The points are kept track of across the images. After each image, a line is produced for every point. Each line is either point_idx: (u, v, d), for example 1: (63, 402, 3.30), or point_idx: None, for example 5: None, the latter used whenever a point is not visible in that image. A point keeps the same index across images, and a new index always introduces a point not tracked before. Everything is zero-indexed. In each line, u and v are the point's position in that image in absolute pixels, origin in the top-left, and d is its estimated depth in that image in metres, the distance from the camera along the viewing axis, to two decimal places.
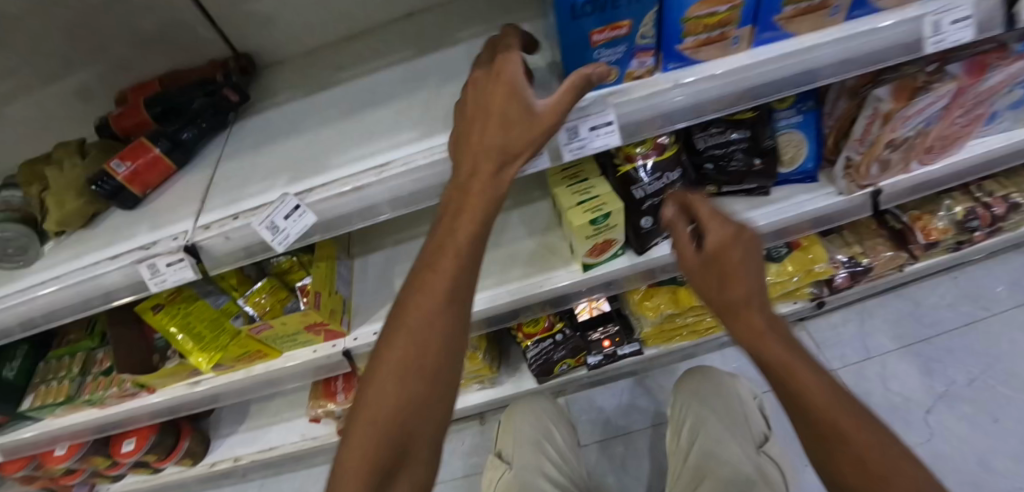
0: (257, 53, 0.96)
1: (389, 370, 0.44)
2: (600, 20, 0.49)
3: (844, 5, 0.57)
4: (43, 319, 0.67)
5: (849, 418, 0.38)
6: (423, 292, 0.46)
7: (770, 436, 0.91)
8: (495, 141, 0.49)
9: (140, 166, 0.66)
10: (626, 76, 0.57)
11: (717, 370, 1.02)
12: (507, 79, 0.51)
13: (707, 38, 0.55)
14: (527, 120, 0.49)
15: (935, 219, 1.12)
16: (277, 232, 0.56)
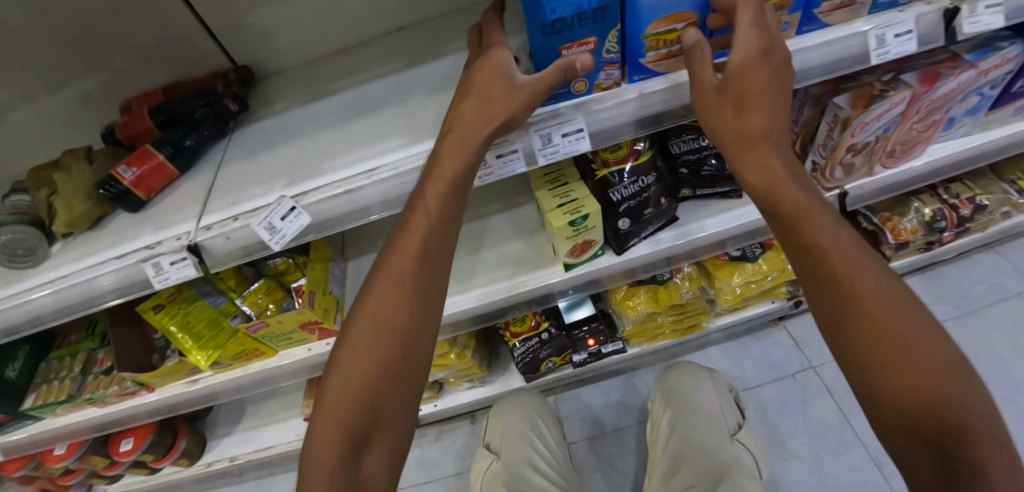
0: (256, 65, 1.01)
1: (360, 331, 0.52)
2: (569, 37, 0.55)
3: (793, 21, 0.64)
4: (52, 314, 0.72)
5: (828, 229, 0.47)
6: (391, 265, 0.54)
7: (743, 425, 0.95)
8: (474, 116, 0.57)
9: (145, 172, 0.71)
10: (594, 87, 0.62)
11: (693, 366, 1.06)
12: (496, 59, 0.58)
13: (667, 53, 0.60)
14: (506, 93, 0.56)
15: (904, 221, 1.17)
16: (274, 232, 0.61)
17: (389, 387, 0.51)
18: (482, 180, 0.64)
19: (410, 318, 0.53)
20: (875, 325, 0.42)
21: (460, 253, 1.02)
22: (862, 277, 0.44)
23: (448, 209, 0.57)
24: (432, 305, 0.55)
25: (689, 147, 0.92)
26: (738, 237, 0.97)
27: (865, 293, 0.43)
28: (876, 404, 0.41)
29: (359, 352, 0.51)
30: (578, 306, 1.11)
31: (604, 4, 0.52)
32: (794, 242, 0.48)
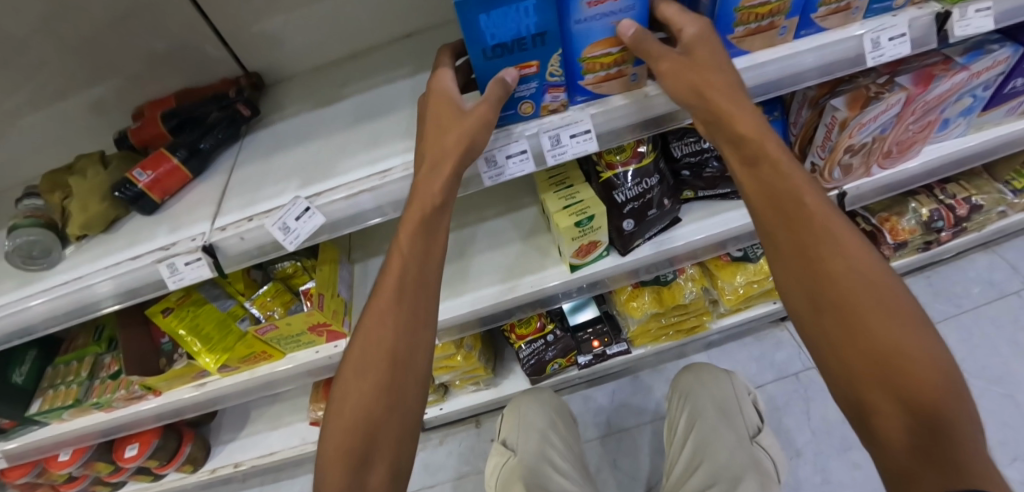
0: (265, 72, 1.02)
1: (350, 375, 0.51)
2: (509, 61, 0.55)
3: (789, 25, 0.66)
4: (67, 317, 0.73)
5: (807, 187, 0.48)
6: (380, 298, 0.53)
7: (762, 428, 0.94)
8: (433, 143, 0.57)
9: (161, 174, 0.72)
10: (542, 109, 0.62)
11: (711, 366, 1.04)
12: (443, 90, 0.58)
13: (606, 74, 0.61)
14: (457, 118, 0.56)
15: (902, 220, 1.19)
16: (288, 232, 0.62)
17: (377, 434, 0.48)
18: (492, 180, 0.64)
19: (401, 360, 0.51)
20: (851, 277, 0.44)
21: (465, 256, 1.03)
22: (837, 228, 0.46)
23: (432, 244, 0.55)
24: (420, 350, 0.52)
25: (690, 149, 0.94)
26: (740, 239, 0.99)
27: (842, 243, 0.45)
28: (851, 351, 0.42)
29: (352, 393, 0.50)
30: (583, 308, 1.13)
31: (543, 29, 0.52)
32: (774, 202, 0.49)
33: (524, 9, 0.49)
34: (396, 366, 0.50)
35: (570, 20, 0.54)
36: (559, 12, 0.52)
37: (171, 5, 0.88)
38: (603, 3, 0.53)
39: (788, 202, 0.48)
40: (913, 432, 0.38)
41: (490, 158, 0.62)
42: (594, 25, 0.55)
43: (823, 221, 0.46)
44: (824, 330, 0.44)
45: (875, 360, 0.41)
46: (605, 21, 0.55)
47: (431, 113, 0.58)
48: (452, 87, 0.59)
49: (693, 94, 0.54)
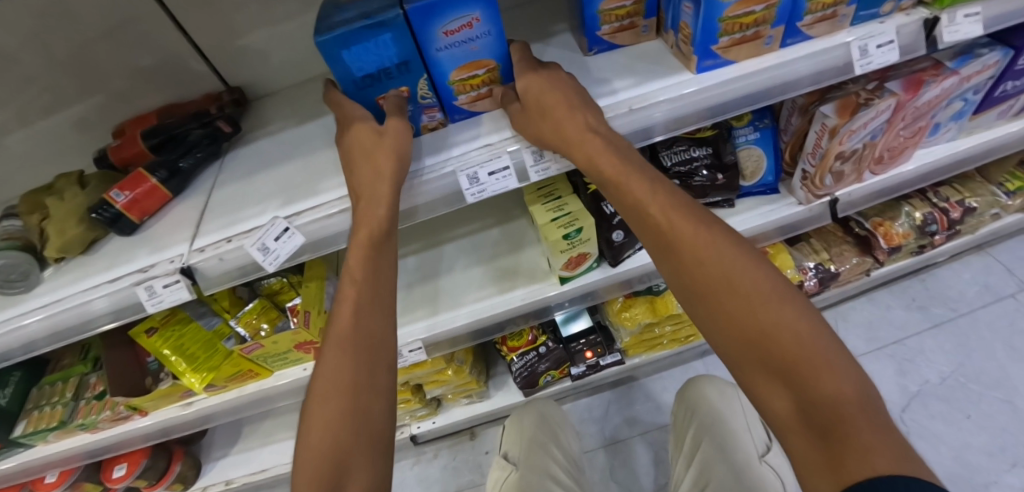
0: (248, 87, 1.01)
1: (317, 405, 0.49)
2: (380, 88, 0.59)
3: (776, 34, 0.65)
4: (66, 335, 0.71)
5: (645, 194, 0.51)
6: (337, 324, 0.53)
7: (771, 446, 0.91)
8: (359, 179, 0.57)
9: (140, 195, 0.71)
10: (422, 129, 0.65)
11: (719, 380, 1.03)
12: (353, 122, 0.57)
13: (478, 94, 0.64)
14: (376, 143, 0.56)
15: (895, 225, 1.19)
16: (268, 253, 0.60)
17: (349, 458, 0.46)
18: (474, 197, 0.61)
19: (366, 380, 0.50)
20: (704, 269, 0.46)
21: (454, 269, 1.01)
22: (682, 228, 0.48)
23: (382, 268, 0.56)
24: (382, 369, 0.51)
25: (680, 158, 0.93)
26: None
27: (689, 243, 0.47)
28: (729, 346, 0.44)
29: (319, 421, 0.47)
30: (576, 318, 1.12)
31: (404, 58, 0.56)
32: (633, 215, 0.52)
33: (381, 43, 0.54)
34: (360, 386, 0.49)
35: (430, 49, 0.56)
36: (416, 44, 0.55)
37: (153, 20, 0.87)
38: (459, 32, 0.55)
39: (635, 212, 0.52)
40: (803, 413, 0.39)
41: (472, 175, 0.60)
42: (453, 52, 0.57)
43: (670, 228, 0.49)
44: (709, 330, 0.46)
45: (751, 348, 0.42)
46: (465, 47, 0.57)
47: (354, 149, 0.58)
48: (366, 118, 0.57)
49: (543, 137, 0.58)
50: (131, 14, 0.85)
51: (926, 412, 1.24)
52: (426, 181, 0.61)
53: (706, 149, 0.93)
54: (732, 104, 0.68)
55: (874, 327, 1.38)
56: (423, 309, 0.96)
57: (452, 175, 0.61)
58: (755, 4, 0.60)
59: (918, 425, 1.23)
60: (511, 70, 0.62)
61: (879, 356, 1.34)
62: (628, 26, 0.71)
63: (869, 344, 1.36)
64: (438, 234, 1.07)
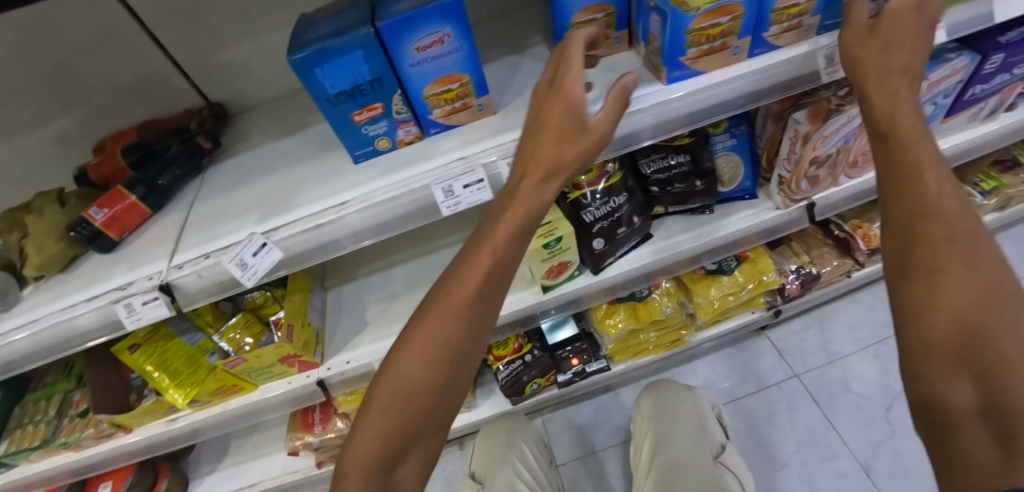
0: (230, 102, 1.01)
1: (376, 410, 0.46)
2: (356, 104, 0.59)
3: (743, 44, 0.66)
4: (50, 350, 0.70)
5: (931, 175, 0.44)
6: (426, 331, 0.46)
7: (726, 446, 0.93)
8: (536, 149, 0.50)
9: (118, 212, 0.72)
10: (398, 143, 0.66)
11: (672, 385, 1.04)
12: (567, 95, 0.50)
13: (453, 108, 0.64)
14: (580, 135, 0.50)
15: (873, 227, 1.22)
16: (246, 268, 0.60)
17: (396, 475, 0.45)
18: (449, 209, 0.61)
19: (432, 409, 0.46)
20: (946, 267, 0.42)
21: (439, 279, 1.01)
22: (951, 202, 0.43)
23: (490, 294, 0.47)
24: (447, 407, 0.47)
25: (658, 166, 0.95)
26: (715, 250, 1.01)
27: (951, 221, 0.43)
28: (928, 332, 0.41)
29: (370, 428, 0.45)
30: (562, 326, 1.13)
31: (378, 74, 0.57)
32: (896, 182, 0.46)
33: (353, 59, 0.54)
34: (427, 415, 0.46)
35: (403, 65, 0.57)
36: (389, 60, 0.56)
37: (131, 36, 0.88)
38: (431, 48, 0.56)
39: (904, 182, 0.45)
40: (978, 422, 0.39)
41: (447, 188, 0.60)
42: (426, 67, 0.58)
43: (937, 211, 0.43)
44: (905, 311, 0.43)
45: (955, 346, 0.40)
46: (437, 62, 0.58)
47: (547, 116, 0.51)
48: (579, 94, 0.50)
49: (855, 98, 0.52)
50: (109, 30, 0.86)
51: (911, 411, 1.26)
52: (402, 195, 0.61)
53: (683, 157, 0.95)
54: (706, 112, 0.70)
55: (857, 328, 1.41)
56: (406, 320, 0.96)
57: (426, 189, 0.61)
58: (721, 16, 0.61)
59: (905, 424, 1.24)
60: (486, 84, 0.63)
61: (863, 356, 1.37)
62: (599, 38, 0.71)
63: (853, 345, 1.39)
64: (424, 244, 1.08)
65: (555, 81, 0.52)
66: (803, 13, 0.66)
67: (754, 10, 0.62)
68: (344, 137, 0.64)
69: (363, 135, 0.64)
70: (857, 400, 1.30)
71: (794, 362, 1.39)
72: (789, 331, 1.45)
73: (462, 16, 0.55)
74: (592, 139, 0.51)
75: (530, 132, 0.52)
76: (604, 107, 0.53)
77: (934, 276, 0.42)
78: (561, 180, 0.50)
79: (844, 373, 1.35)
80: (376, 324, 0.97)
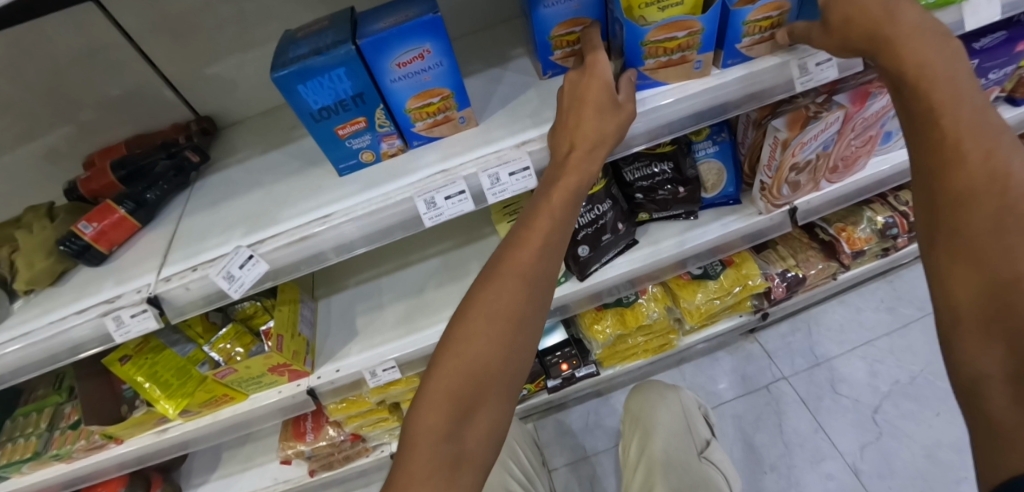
0: (218, 115, 1.02)
1: (442, 374, 0.46)
2: (340, 119, 0.61)
3: (705, 59, 0.68)
4: (40, 364, 0.71)
5: (960, 120, 0.46)
6: (488, 292, 0.49)
7: (711, 442, 0.94)
8: (580, 121, 0.59)
9: (106, 226, 0.73)
10: (382, 156, 0.68)
11: (658, 382, 1.05)
12: (599, 76, 0.60)
13: (435, 121, 0.66)
14: (616, 109, 0.60)
15: (858, 230, 1.23)
16: (233, 281, 0.61)
17: (466, 437, 0.43)
18: (432, 221, 0.62)
19: (499, 368, 0.46)
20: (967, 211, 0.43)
21: (427, 287, 1.02)
22: (972, 149, 0.44)
23: (550, 250, 0.52)
24: (516, 364, 0.47)
25: (642, 174, 0.97)
26: (699, 255, 1.03)
27: (976, 169, 0.43)
28: (953, 290, 0.42)
29: (438, 387, 0.45)
30: (551, 332, 1.16)
31: (359, 90, 0.58)
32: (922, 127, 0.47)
33: (335, 76, 0.56)
34: (496, 372, 0.46)
35: (384, 80, 0.58)
36: (370, 77, 0.57)
37: (119, 51, 0.89)
38: (411, 64, 0.58)
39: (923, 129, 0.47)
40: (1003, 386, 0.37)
41: (430, 200, 0.61)
42: (407, 82, 0.59)
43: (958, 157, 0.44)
44: (935, 262, 0.44)
45: (973, 297, 0.41)
46: (417, 78, 0.59)
47: (585, 95, 0.60)
48: (609, 76, 0.60)
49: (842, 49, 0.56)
50: (96, 46, 0.87)
51: (897, 411, 1.28)
52: (385, 208, 0.62)
53: (667, 164, 0.96)
54: (683, 122, 0.72)
55: (843, 330, 1.43)
56: (394, 330, 0.97)
57: (408, 201, 0.61)
58: (677, 30, 0.63)
59: (891, 424, 1.27)
60: (467, 97, 0.65)
61: (849, 357, 1.39)
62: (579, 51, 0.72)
63: (839, 346, 1.41)
64: (412, 253, 1.09)
65: (586, 68, 0.62)
66: (775, 25, 0.67)
67: (713, 26, 0.64)
68: (328, 151, 0.65)
69: (347, 148, 0.65)
70: (844, 402, 1.32)
71: (783, 364, 1.41)
72: (777, 333, 1.47)
73: (441, 33, 0.56)
74: (626, 112, 0.60)
75: (569, 110, 0.61)
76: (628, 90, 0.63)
77: (957, 224, 0.43)
78: (603, 147, 0.59)
79: (831, 375, 1.37)
80: (365, 334, 0.98)
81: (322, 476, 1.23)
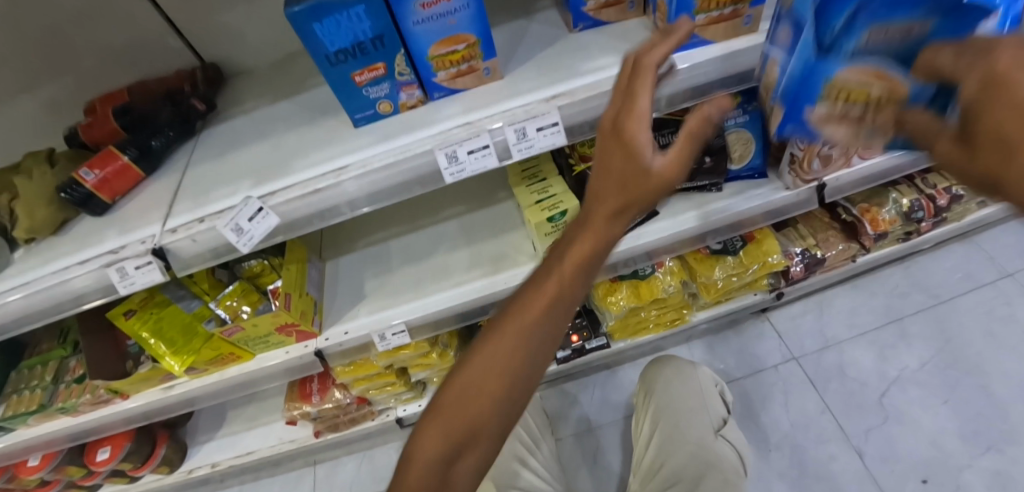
0: (224, 63, 0.97)
1: (436, 415, 0.45)
2: (356, 64, 0.56)
3: (755, 14, 0.63)
4: (40, 315, 0.69)
5: None
6: (503, 338, 0.45)
7: (727, 420, 0.93)
8: (593, 203, 0.48)
9: (109, 174, 0.69)
10: (400, 107, 0.64)
11: (675, 359, 1.01)
12: (629, 139, 0.45)
13: (458, 71, 0.62)
14: (646, 183, 0.45)
15: (882, 212, 1.19)
16: (241, 233, 0.58)
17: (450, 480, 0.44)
18: (453, 177, 0.59)
19: (490, 420, 0.44)
20: None
21: (438, 252, 0.99)
22: None
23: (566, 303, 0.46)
24: (512, 417, 0.45)
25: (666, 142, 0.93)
26: (718, 230, 0.99)
27: None
28: None
29: (432, 429, 0.45)
30: None
31: (379, 32, 0.54)
32: None
33: (354, 15, 0.51)
34: (490, 425, 0.44)
35: (406, 23, 0.54)
36: (391, 17, 0.53)
37: None
38: (437, 4, 0.53)
39: None
40: None
41: (451, 154, 0.57)
42: (431, 26, 0.55)
43: None
44: None
45: None
46: (442, 20, 0.55)
47: (609, 160, 0.47)
48: (644, 141, 0.45)
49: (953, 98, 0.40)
50: None
51: (905, 397, 1.27)
52: (403, 161, 0.58)
53: None
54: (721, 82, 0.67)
55: (855, 314, 1.41)
56: (403, 294, 0.94)
57: (429, 154, 0.58)
58: None
59: (897, 409, 1.26)
60: (494, 46, 0.60)
61: (860, 341, 1.37)
62: (613, 2, 0.67)
63: (851, 330, 1.39)
64: (423, 217, 1.06)
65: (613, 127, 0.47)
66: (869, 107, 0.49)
67: None
68: (343, 100, 0.62)
69: (364, 97, 0.61)
70: (851, 384, 1.31)
71: (793, 345, 1.39)
72: (789, 314, 1.45)
73: None
74: (662, 183, 0.46)
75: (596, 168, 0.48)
76: (674, 144, 0.46)
77: None
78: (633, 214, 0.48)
79: (840, 357, 1.35)
80: (373, 297, 0.96)
81: (327, 437, 1.22)
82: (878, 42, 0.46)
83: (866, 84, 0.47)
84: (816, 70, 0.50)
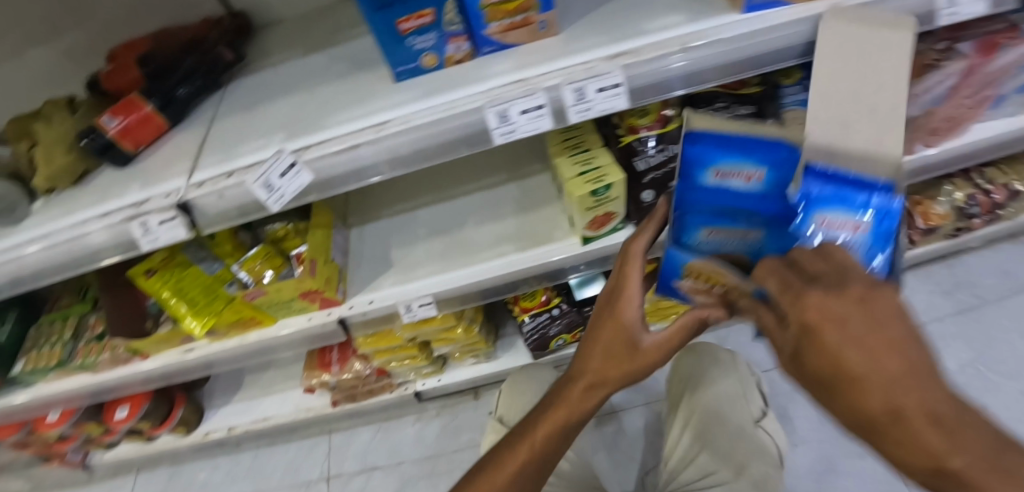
0: (252, 14, 0.92)
1: None
2: (403, 9, 0.51)
3: None
4: (56, 269, 0.66)
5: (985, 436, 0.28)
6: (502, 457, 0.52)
7: (767, 412, 0.89)
8: (584, 367, 0.51)
9: (133, 122, 0.65)
10: (445, 61, 0.59)
11: (713, 347, 0.96)
12: (620, 317, 0.50)
13: (511, 23, 0.56)
14: (632, 359, 0.50)
15: (935, 206, 1.03)
16: (272, 191, 0.54)
17: None
18: (503, 137, 0.54)
19: None
20: None
21: (468, 224, 0.95)
22: None
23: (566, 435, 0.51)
24: None
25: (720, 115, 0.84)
26: None
27: None
28: None
29: None
30: (590, 283, 1.05)
31: None
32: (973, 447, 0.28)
33: None
34: None
35: None
36: None
37: None
38: None
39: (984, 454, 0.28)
40: None
41: (502, 113, 0.53)
42: None
43: None
44: None
45: None
46: None
47: (602, 333, 0.51)
48: (632, 315, 0.50)
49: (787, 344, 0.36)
50: None
51: None
52: (449, 119, 0.53)
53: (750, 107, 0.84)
54: None
55: None
56: (428, 266, 0.90)
57: (478, 112, 0.53)
58: None
59: None
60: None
61: None
62: None
63: None
64: (452, 187, 1.01)
65: (609, 300, 0.52)
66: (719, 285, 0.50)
67: None
68: (385, 50, 0.56)
69: (408, 48, 0.56)
70: None
71: None
72: None
73: None
74: (640, 364, 0.50)
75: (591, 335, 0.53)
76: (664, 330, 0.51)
77: None
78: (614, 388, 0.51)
79: None
80: (398, 268, 0.92)
81: (344, 407, 1.20)
82: (720, 241, 0.51)
83: (716, 273, 0.48)
84: (671, 256, 0.53)
